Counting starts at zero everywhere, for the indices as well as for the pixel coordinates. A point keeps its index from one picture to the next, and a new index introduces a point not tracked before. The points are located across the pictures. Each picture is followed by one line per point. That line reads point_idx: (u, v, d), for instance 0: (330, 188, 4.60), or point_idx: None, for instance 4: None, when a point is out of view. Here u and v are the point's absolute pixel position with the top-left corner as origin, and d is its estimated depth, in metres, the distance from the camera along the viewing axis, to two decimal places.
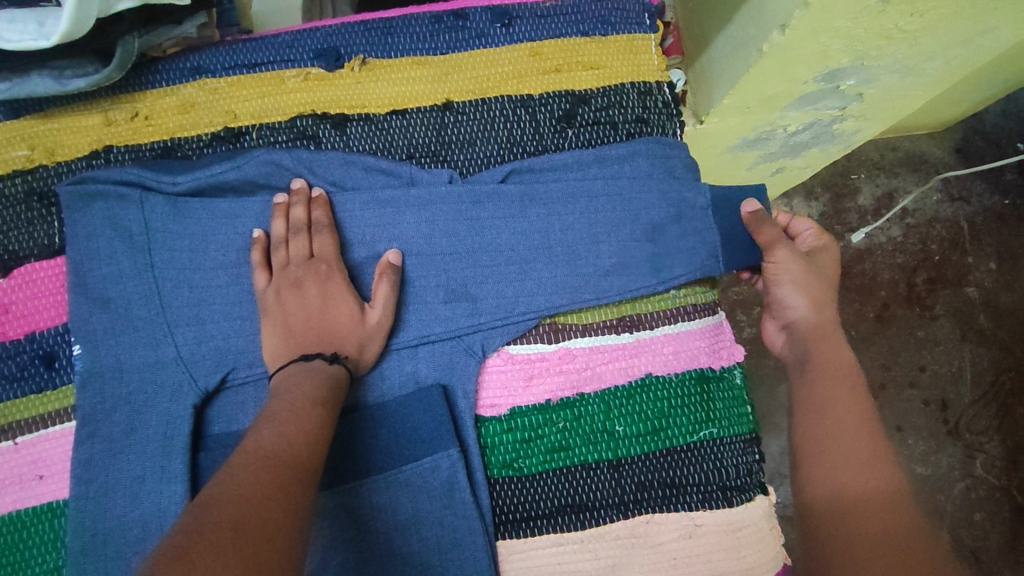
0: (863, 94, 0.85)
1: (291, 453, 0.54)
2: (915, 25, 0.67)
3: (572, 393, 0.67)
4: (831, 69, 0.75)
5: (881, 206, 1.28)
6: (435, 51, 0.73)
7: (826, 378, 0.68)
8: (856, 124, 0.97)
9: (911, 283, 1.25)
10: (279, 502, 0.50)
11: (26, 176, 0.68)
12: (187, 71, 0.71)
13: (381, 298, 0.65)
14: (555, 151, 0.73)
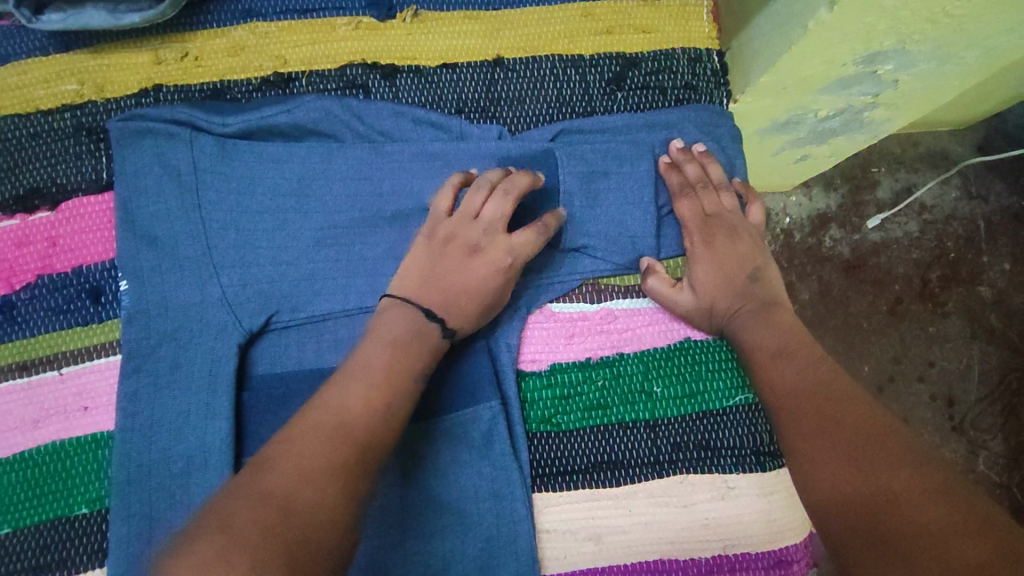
0: (898, 81, 0.81)
1: (340, 402, 0.54)
2: (962, 10, 0.64)
3: (612, 351, 0.67)
4: (872, 51, 0.71)
5: (899, 201, 1.24)
6: (488, 6, 0.72)
7: (761, 339, 0.63)
8: (886, 113, 0.92)
9: (925, 279, 1.21)
10: (333, 446, 0.51)
11: (76, 111, 0.68)
12: (238, 13, 0.70)
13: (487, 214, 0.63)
14: (604, 114, 0.72)
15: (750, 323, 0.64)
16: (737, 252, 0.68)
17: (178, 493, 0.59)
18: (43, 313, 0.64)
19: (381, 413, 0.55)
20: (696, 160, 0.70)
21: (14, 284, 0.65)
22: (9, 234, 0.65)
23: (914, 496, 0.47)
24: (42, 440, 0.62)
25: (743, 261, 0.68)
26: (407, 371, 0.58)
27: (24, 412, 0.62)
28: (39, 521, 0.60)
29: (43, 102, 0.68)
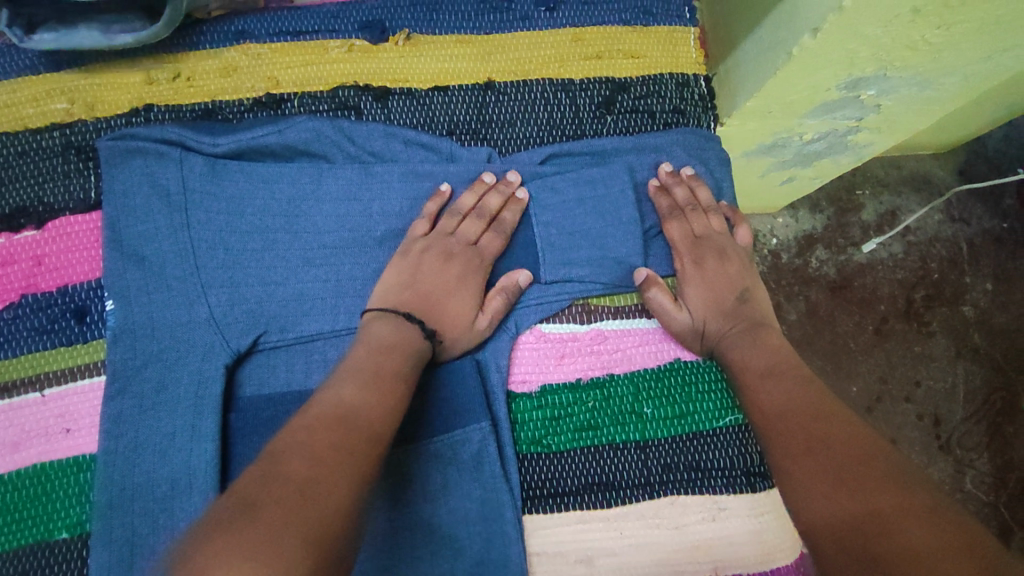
0: (880, 106, 0.83)
1: (328, 415, 0.53)
2: (940, 37, 0.65)
3: (602, 372, 0.67)
4: (854, 77, 0.73)
5: (884, 223, 1.26)
6: (479, 30, 0.73)
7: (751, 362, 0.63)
8: (869, 136, 0.94)
9: (909, 299, 1.23)
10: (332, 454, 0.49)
11: (65, 130, 0.68)
12: (231, 35, 0.71)
13: (466, 233, 0.67)
14: (594, 136, 0.73)
15: (739, 342, 0.65)
16: (725, 273, 0.69)
17: (160, 518, 0.58)
18: (27, 333, 0.63)
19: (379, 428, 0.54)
20: (685, 183, 0.71)
21: None
22: None
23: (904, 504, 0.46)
24: (23, 463, 0.60)
25: (732, 283, 0.69)
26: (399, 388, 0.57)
27: (4, 434, 0.61)
28: (16, 547, 0.58)
29: (33, 121, 0.68)
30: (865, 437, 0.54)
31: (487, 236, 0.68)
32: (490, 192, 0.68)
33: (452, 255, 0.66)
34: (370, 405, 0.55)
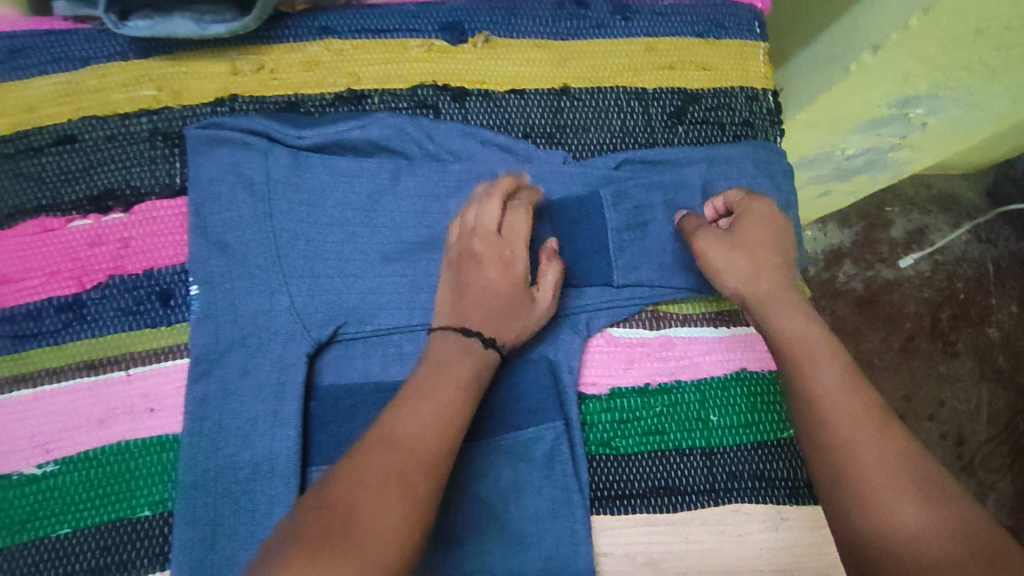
0: (926, 124, 0.84)
1: (390, 440, 0.54)
2: (997, 59, 0.68)
3: (669, 378, 0.68)
4: (906, 95, 0.75)
5: (912, 241, 1.26)
6: (556, 35, 0.74)
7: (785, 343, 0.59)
8: (910, 154, 0.95)
9: (935, 317, 1.24)
10: (393, 490, 0.51)
11: (153, 116, 0.69)
12: (315, 30, 0.72)
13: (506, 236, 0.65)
14: (665, 145, 0.74)
15: (777, 305, 0.62)
16: (746, 234, 0.65)
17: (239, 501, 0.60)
18: (113, 313, 0.65)
19: (436, 455, 0.55)
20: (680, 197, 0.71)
21: (84, 283, 0.65)
22: (83, 233, 0.66)
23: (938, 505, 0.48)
24: (107, 439, 0.62)
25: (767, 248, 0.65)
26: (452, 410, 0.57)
27: (89, 410, 0.62)
28: (100, 522, 0.60)
29: (121, 106, 0.69)
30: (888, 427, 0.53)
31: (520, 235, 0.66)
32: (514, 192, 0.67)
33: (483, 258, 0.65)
34: (448, 405, 0.57)
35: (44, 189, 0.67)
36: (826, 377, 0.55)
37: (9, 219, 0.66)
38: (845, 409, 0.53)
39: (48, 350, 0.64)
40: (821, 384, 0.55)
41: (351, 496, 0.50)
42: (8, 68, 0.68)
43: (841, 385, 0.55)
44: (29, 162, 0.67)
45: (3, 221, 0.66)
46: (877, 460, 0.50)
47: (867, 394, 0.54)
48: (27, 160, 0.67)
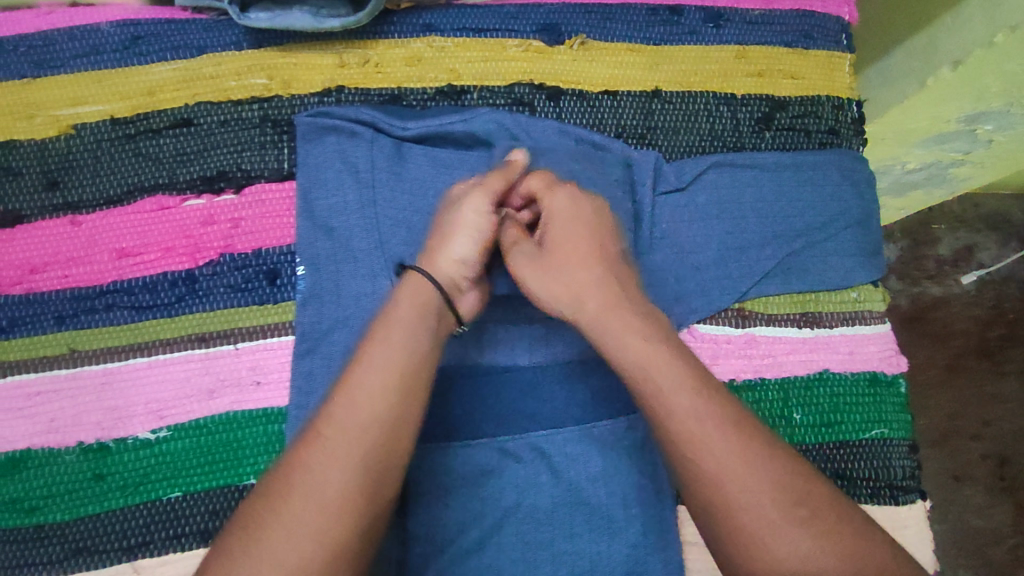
0: (993, 140, 0.84)
1: (341, 392, 0.52)
2: None
3: (754, 376, 0.70)
4: (976, 111, 0.77)
5: (959, 258, 1.22)
6: (649, 40, 0.77)
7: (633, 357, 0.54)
8: (971, 170, 0.95)
9: (983, 336, 1.19)
10: (349, 452, 0.50)
11: (264, 103, 0.72)
12: (418, 27, 0.75)
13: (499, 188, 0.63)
14: (753, 150, 0.76)
15: (614, 330, 0.55)
16: (561, 240, 0.60)
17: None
18: (222, 289, 0.68)
19: (388, 412, 0.52)
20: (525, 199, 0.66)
21: (197, 260, 0.68)
22: (197, 212, 0.69)
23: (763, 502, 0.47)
24: (216, 409, 0.64)
25: (565, 246, 0.60)
26: (402, 357, 0.54)
27: (200, 380, 0.65)
28: (208, 487, 0.63)
29: (234, 93, 0.72)
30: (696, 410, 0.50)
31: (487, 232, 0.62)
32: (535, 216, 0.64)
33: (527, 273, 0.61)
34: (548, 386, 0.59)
35: (161, 169, 0.70)
36: (682, 406, 0.50)
37: (128, 196, 0.69)
38: (691, 418, 0.50)
39: (161, 322, 0.67)
40: (675, 414, 0.50)
41: (316, 448, 0.50)
42: (130, 54, 0.72)
43: (693, 411, 0.50)
44: (148, 143, 0.71)
45: (122, 197, 0.69)
46: (762, 491, 0.48)
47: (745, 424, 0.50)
48: (146, 141, 0.71)
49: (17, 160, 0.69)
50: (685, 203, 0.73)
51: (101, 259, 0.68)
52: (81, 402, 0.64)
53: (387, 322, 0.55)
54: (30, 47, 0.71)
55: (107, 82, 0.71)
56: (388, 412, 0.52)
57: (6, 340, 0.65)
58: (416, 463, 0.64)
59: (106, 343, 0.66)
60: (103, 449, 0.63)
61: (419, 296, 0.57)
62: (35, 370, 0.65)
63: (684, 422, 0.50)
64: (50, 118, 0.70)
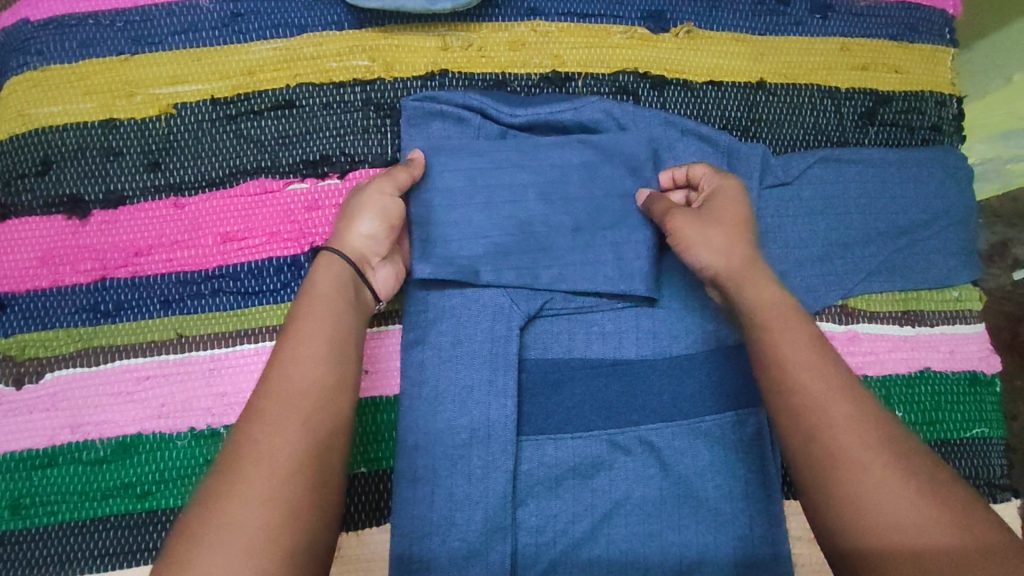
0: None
1: (276, 372, 0.51)
2: None
3: (857, 373, 0.70)
4: None
5: None
6: (754, 30, 0.75)
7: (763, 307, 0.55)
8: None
9: None
10: (287, 429, 0.48)
11: (366, 86, 0.70)
12: (523, 11, 0.73)
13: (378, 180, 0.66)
14: (856, 145, 0.75)
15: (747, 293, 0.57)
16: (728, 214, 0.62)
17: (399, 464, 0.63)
18: None
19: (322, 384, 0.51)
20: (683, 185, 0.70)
21: (302, 245, 0.67)
22: (300, 197, 0.68)
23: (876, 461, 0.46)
24: None
25: (729, 220, 0.62)
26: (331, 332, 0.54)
27: None
28: None
29: (336, 74, 0.70)
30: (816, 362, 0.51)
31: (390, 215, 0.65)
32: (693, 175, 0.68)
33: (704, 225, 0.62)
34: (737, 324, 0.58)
35: (263, 152, 0.69)
36: (801, 359, 0.51)
37: (230, 178, 0.68)
38: (808, 373, 0.51)
39: (267, 308, 0.66)
40: (798, 369, 0.51)
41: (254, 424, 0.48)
42: (229, 31, 0.70)
43: (815, 364, 0.51)
44: (249, 124, 0.69)
45: (223, 180, 0.68)
46: (878, 451, 0.47)
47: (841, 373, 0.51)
48: (247, 123, 0.69)
49: (117, 139, 0.68)
50: (791, 197, 0.72)
51: (205, 242, 0.66)
52: (190, 387, 0.64)
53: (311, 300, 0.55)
54: (127, 22, 0.69)
55: (206, 60, 0.69)
56: (320, 385, 0.51)
57: (113, 323, 0.65)
58: (528, 454, 0.65)
59: (213, 329, 0.65)
60: (214, 435, 0.63)
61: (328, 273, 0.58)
62: (144, 354, 0.64)
63: (800, 372, 0.51)
64: (150, 97, 0.68)
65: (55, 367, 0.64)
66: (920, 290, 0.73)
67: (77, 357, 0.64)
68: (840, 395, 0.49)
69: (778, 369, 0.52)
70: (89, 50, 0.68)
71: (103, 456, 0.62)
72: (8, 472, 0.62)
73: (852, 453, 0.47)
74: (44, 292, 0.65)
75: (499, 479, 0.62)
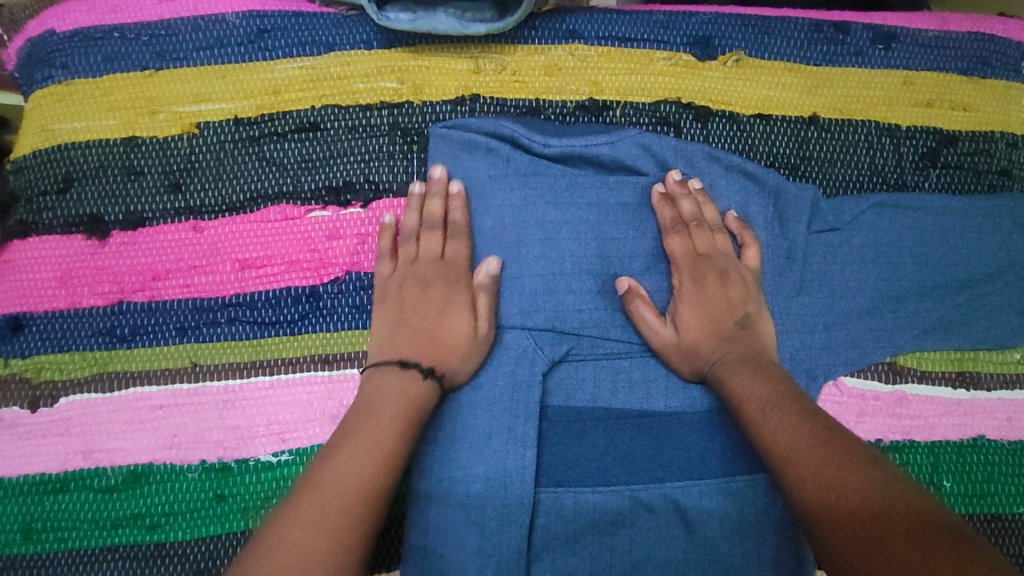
0: None
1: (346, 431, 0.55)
2: None
3: (902, 437, 0.65)
4: None
5: None
6: (809, 60, 0.70)
7: (748, 385, 0.58)
8: None
9: None
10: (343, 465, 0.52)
11: (394, 109, 0.67)
12: (561, 33, 0.69)
13: (427, 249, 0.65)
14: (914, 189, 0.70)
15: (727, 378, 0.60)
16: (725, 296, 0.64)
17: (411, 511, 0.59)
18: (347, 310, 0.64)
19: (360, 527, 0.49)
20: (693, 196, 0.66)
21: (321, 276, 0.65)
22: (321, 225, 0.66)
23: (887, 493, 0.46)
24: None
25: (723, 304, 0.64)
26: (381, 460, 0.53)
27: (324, 405, 0.62)
28: None
29: (363, 96, 0.67)
30: (808, 427, 0.53)
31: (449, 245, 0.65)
32: (695, 202, 0.66)
33: (682, 300, 0.65)
34: (725, 395, 0.60)
35: (285, 176, 0.66)
36: (781, 431, 0.54)
37: (251, 203, 0.66)
38: (802, 438, 0.52)
39: (283, 339, 0.64)
40: (779, 440, 0.53)
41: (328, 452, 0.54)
42: (254, 48, 0.67)
43: (799, 428, 0.53)
44: (272, 147, 0.67)
45: (244, 204, 0.66)
46: (876, 483, 0.46)
47: (832, 433, 0.52)
48: (270, 145, 0.67)
49: (138, 159, 0.66)
50: (840, 243, 0.67)
51: (224, 269, 0.65)
52: (202, 418, 0.62)
53: (365, 414, 0.56)
54: (152, 36, 0.67)
55: (230, 78, 0.67)
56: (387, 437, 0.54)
57: (127, 348, 0.63)
58: (547, 507, 0.61)
59: (227, 359, 0.63)
60: (225, 469, 0.61)
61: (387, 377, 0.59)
62: (158, 382, 0.63)
63: (789, 444, 0.52)
64: (172, 115, 0.67)
65: (68, 392, 0.63)
66: (977, 350, 0.68)
67: (91, 383, 0.63)
68: (833, 448, 0.50)
69: (769, 447, 0.54)
70: (113, 64, 0.67)
71: (114, 484, 0.61)
72: (21, 496, 0.61)
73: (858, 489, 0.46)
74: (61, 313, 0.64)
75: (514, 534, 0.59)
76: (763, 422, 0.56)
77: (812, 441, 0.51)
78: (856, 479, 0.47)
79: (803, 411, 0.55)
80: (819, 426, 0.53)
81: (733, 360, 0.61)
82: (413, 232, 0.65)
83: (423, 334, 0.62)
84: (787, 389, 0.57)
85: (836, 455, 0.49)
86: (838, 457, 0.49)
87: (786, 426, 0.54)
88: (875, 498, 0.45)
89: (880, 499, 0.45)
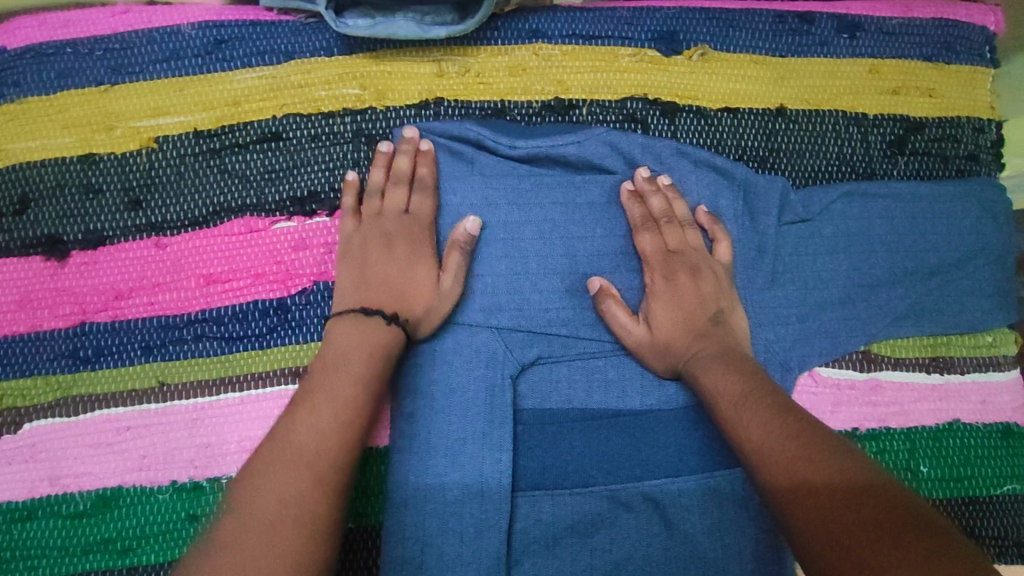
0: None
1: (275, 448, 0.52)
2: None
3: (878, 425, 0.65)
4: None
5: None
6: (775, 51, 0.70)
7: (722, 381, 0.58)
8: None
9: None
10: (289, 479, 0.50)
11: (356, 116, 0.66)
12: (525, 33, 0.68)
13: (391, 204, 0.64)
14: (882, 177, 0.70)
15: (702, 376, 0.60)
16: (697, 292, 0.63)
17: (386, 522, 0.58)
18: (316, 321, 0.63)
19: (331, 475, 0.51)
20: (662, 192, 0.66)
21: (288, 287, 0.64)
22: (287, 236, 0.65)
23: (859, 483, 0.45)
24: None
25: (697, 301, 0.63)
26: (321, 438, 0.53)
27: None
28: None
29: (325, 104, 0.66)
30: (781, 421, 0.52)
31: (413, 199, 0.64)
32: (665, 199, 0.66)
33: (655, 298, 0.64)
34: (700, 392, 0.60)
35: (248, 188, 0.65)
36: (755, 428, 0.53)
37: (214, 217, 0.64)
38: (775, 431, 0.52)
39: (252, 354, 0.63)
40: (753, 437, 0.53)
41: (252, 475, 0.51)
42: (212, 59, 0.66)
43: (772, 422, 0.53)
44: (233, 159, 0.65)
45: (207, 218, 0.64)
46: (849, 474, 0.46)
47: (804, 426, 0.51)
48: (231, 157, 0.65)
49: (96, 176, 0.65)
50: (810, 234, 0.67)
51: (187, 284, 0.63)
52: (171, 438, 0.61)
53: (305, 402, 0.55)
54: (106, 50, 0.66)
55: (189, 90, 0.66)
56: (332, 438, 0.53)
57: (91, 371, 0.62)
58: (525, 512, 0.61)
59: (196, 376, 0.62)
60: (196, 488, 0.60)
61: (367, 328, 0.59)
62: (124, 404, 0.62)
63: (762, 439, 0.52)
64: (130, 130, 0.65)
65: (33, 418, 0.62)
66: (949, 335, 0.68)
67: (55, 408, 0.62)
68: (808, 440, 0.50)
69: (744, 444, 0.53)
70: (67, 80, 0.65)
71: (82, 509, 0.60)
72: None
73: (832, 481, 0.46)
74: (22, 338, 0.63)
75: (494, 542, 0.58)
76: (736, 418, 0.55)
77: (785, 433, 0.51)
78: (828, 470, 0.47)
79: (776, 403, 0.54)
80: (792, 419, 0.52)
81: (709, 358, 0.60)
82: (379, 186, 0.64)
83: (380, 283, 0.62)
84: (760, 382, 0.57)
85: (810, 448, 0.49)
86: (809, 449, 0.49)
87: (759, 421, 0.53)
88: (849, 489, 0.45)
89: (853, 489, 0.45)
